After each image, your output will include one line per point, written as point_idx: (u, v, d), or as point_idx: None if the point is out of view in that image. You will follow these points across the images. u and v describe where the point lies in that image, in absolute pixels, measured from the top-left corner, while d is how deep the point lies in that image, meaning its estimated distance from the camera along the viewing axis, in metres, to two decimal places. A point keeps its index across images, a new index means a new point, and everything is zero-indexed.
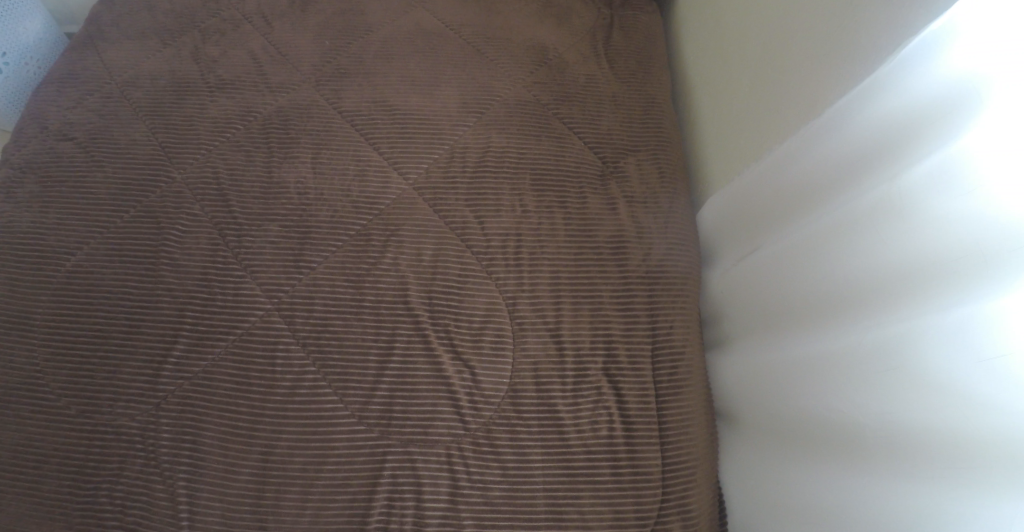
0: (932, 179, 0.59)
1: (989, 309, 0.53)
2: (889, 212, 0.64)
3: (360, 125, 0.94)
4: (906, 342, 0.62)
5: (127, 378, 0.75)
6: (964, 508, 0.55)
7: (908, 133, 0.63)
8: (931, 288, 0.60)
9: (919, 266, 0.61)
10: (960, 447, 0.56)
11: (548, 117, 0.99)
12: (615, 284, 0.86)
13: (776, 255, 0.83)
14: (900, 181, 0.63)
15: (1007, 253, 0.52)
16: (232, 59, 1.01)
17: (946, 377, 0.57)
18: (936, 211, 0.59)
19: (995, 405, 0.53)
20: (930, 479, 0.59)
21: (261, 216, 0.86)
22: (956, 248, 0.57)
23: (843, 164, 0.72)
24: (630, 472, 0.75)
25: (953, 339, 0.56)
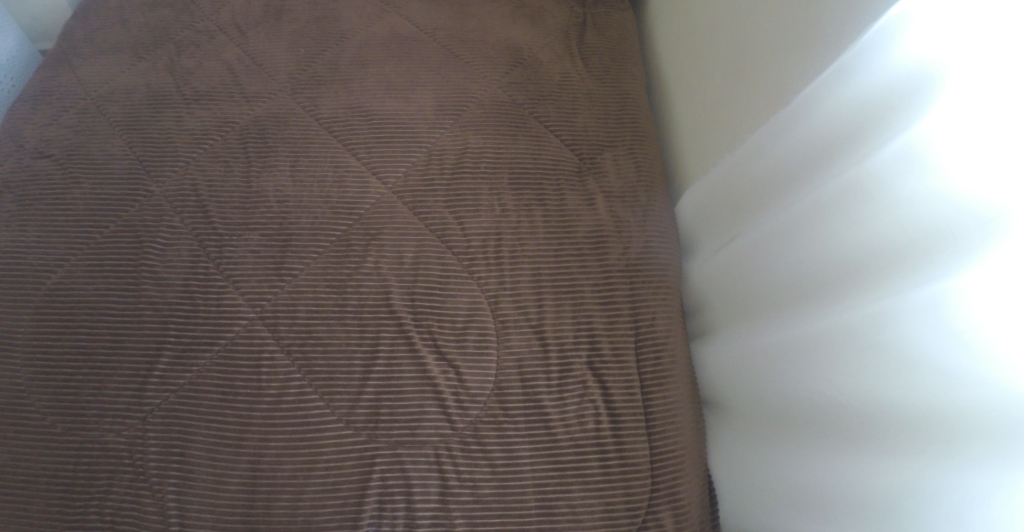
0: (894, 162, 0.61)
1: (959, 283, 0.54)
2: (856, 195, 0.66)
3: (337, 131, 0.95)
4: (876, 321, 0.63)
5: (113, 393, 0.75)
6: (944, 480, 0.56)
7: (870, 117, 0.64)
8: (897, 268, 0.61)
9: (890, 244, 0.62)
10: (938, 421, 0.57)
11: (525, 117, 0.99)
12: (596, 279, 0.86)
13: (752, 243, 0.84)
14: (865, 165, 0.64)
15: (968, 230, 0.54)
16: (208, 70, 1.01)
17: (919, 354, 0.58)
18: (900, 193, 0.60)
19: (968, 377, 0.54)
20: (911, 455, 0.59)
21: (241, 226, 0.86)
22: (922, 228, 0.58)
23: (811, 151, 0.73)
24: (618, 463, 0.76)
25: (921, 316, 0.58)
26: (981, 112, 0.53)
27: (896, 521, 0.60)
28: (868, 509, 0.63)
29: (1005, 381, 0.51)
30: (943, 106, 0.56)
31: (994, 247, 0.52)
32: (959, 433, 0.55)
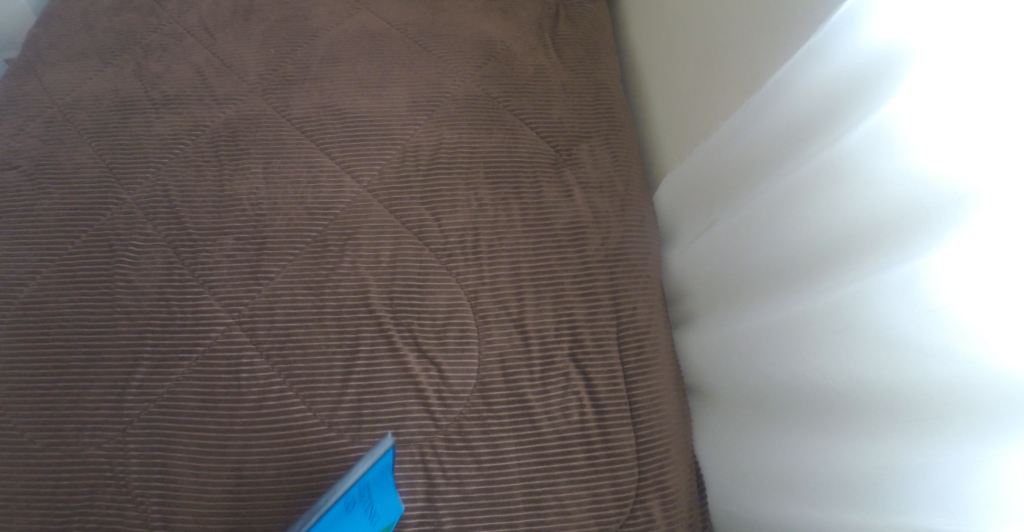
0: (867, 142, 0.61)
1: (933, 261, 0.54)
2: (831, 176, 0.65)
3: (310, 131, 0.93)
4: (854, 302, 0.63)
5: (90, 406, 0.74)
6: (927, 457, 0.56)
7: (841, 99, 0.64)
8: (874, 248, 0.61)
9: (865, 225, 0.62)
10: (920, 399, 0.57)
11: (500, 111, 0.99)
12: (575, 270, 0.86)
13: (731, 228, 0.83)
14: (838, 147, 0.64)
15: (942, 207, 0.54)
16: (177, 74, 0.99)
17: (897, 334, 0.58)
18: (874, 173, 0.60)
19: (947, 354, 0.54)
20: (894, 433, 0.60)
21: (215, 231, 0.84)
22: (897, 206, 0.58)
23: (785, 135, 0.73)
24: (605, 454, 0.76)
25: (898, 296, 0.58)
26: (951, 89, 0.53)
27: (881, 500, 0.60)
28: (854, 489, 0.63)
29: (982, 357, 0.51)
30: (912, 86, 0.56)
31: (966, 223, 0.52)
32: (941, 409, 0.55)
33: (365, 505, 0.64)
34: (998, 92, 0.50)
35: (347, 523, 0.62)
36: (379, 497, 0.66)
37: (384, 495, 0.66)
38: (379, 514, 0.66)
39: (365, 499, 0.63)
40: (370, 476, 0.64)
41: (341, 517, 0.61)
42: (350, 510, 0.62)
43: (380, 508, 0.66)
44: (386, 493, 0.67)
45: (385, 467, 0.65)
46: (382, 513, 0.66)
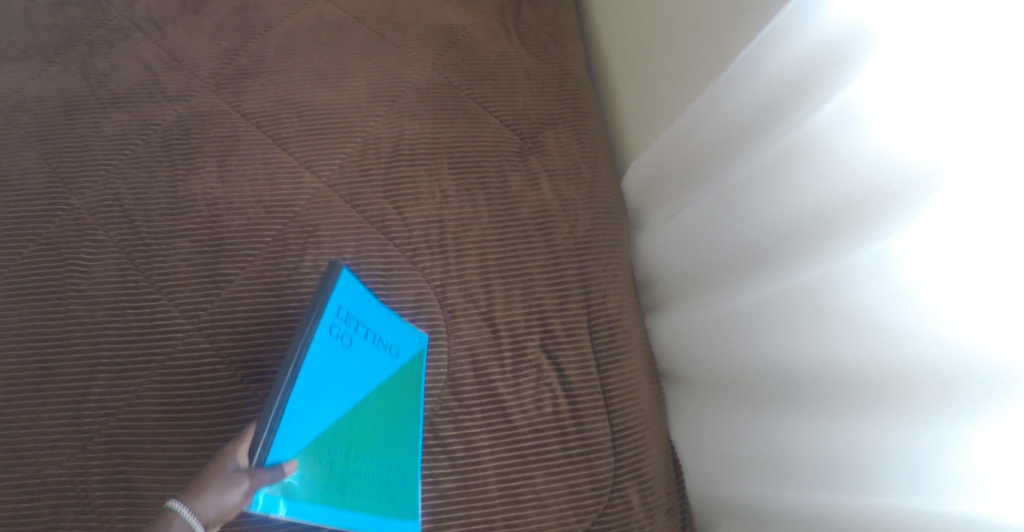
0: (834, 122, 0.60)
1: (901, 242, 0.54)
2: (799, 158, 0.64)
3: (267, 126, 0.90)
4: (824, 285, 0.62)
5: (47, 423, 0.71)
6: (900, 439, 0.56)
7: (808, 78, 0.63)
8: (843, 230, 0.60)
9: (833, 206, 0.61)
10: (893, 380, 0.56)
11: (463, 100, 0.97)
12: (543, 259, 0.87)
13: (700, 212, 0.83)
14: (805, 128, 0.63)
15: (909, 186, 0.53)
16: (126, 70, 0.94)
17: (868, 316, 0.57)
18: (843, 153, 0.59)
19: (920, 336, 0.53)
20: (865, 414, 0.59)
21: (170, 234, 0.81)
22: (865, 186, 0.57)
23: (752, 116, 0.72)
24: (580, 444, 0.77)
25: (868, 277, 0.57)
26: (917, 69, 0.52)
27: (853, 480, 0.60)
28: (827, 471, 0.63)
29: (952, 336, 0.50)
30: (877, 66, 0.55)
31: (935, 201, 0.51)
32: (911, 391, 0.55)
33: (361, 333, 0.68)
34: (965, 69, 0.49)
35: (360, 351, 0.68)
36: (382, 329, 0.72)
37: (386, 325, 0.72)
38: (396, 343, 0.73)
39: (360, 328, 0.68)
40: (346, 300, 0.66)
41: (344, 350, 0.65)
42: (350, 341, 0.66)
43: (391, 338, 0.72)
44: (383, 323, 0.72)
45: (360, 294, 0.68)
46: (400, 342, 0.74)
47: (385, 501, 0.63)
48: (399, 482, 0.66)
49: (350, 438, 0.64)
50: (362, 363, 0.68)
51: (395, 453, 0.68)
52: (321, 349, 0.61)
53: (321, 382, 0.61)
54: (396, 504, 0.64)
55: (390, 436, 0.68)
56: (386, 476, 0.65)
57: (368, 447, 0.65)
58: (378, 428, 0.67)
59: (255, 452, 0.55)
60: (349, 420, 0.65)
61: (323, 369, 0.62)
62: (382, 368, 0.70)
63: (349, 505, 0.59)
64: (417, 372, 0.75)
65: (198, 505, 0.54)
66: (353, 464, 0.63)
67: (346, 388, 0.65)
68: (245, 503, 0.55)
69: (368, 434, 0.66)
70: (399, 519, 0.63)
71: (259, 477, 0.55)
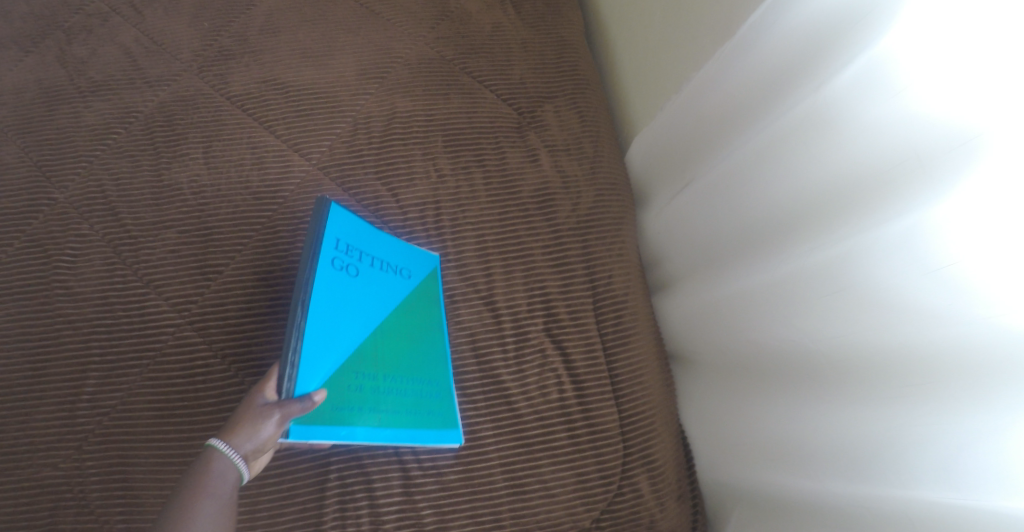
0: (858, 85, 0.55)
1: (935, 215, 0.50)
2: (818, 125, 0.60)
3: (252, 109, 0.87)
4: (847, 262, 0.58)
5: (40, 426, 0.69)
6: (928, 425, 0.52)
7: (827, 39, 0.58)
8: (867, 202, 0.56)
9: (856, 177, 0.57)
10: (923, 363, 0.53)
11: (457, 74, 0.93)
12: (545, 240, 0.83)
13: (709, 186, 0.78)
14: (826, 93, 0.59)
15: (942, 154, 0.49)
16: (105, 57, 0.90)
17: (895, 294, 0.54)
18: (868, 118, 0.55)
19: (953, 315, 0.49)
20: (890, 399, 0.56)
21: (156, 225, 0.78)
22: (891, 155, 0.53)
23: (766, 82, 0.67)
24: (587, 431, 0.75)
25: (897, 253, 0.53)
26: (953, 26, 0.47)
27: (876, 469, 0.57)
28: (847, 460, 0.60)
29: (991, 316, 0.47)
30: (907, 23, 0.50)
31: (973, 170, 0.47)
32: (942, 374, 0.51)
33: (367, 262, 0.68)
34: (1009, 25, 0.45)
35: (371, 279, 0.68)
36: (388, 254, 0.71)
37: (391, 250, 0.72)
38: (406, 265, 0.74)
39: (365, 257, 0.68)
40: (344, 233, 0.65)
41: (352, 281, 0.65)
42: (356, 271, 0.66)
43: (399, 260, 0.73)
44: (391, 248, 0.72)
45: (359, 223, 0.67)
46: (410, 263, 0.74)
47: (421, 414, 0.68)
48: (433, 395, 0.70)
49: (376, 359, 0.67)
50: (374, 290, 0.69)
51: (425, 369, 0.71)
52: (328, 283, 0.62)
53: (334, 313, 0.63)
54: (433, 415, 0.69)
55: (416, 355, 0.71)
56: (419, 391, 0.69)
57: (396, 367, 0.68)
58: (403, 348, 0.70)
59: (282, 385, 0.57)
60: (373, 342, 0.67)
61: (334, 303, 0.63)
62: (395, 291, 0.71)
63: (386, 424, 0.65)
64: (434, 289, 0.76)
65: (234, 439, 0.57)
66: (384, 384, 0.67)
67: (363, 315, 0.67)
68: (280, 433, 0.58)
69: (394, 355, 0.69)
70: (437, 428, 0.69)
71: (288, 408, 0.57)
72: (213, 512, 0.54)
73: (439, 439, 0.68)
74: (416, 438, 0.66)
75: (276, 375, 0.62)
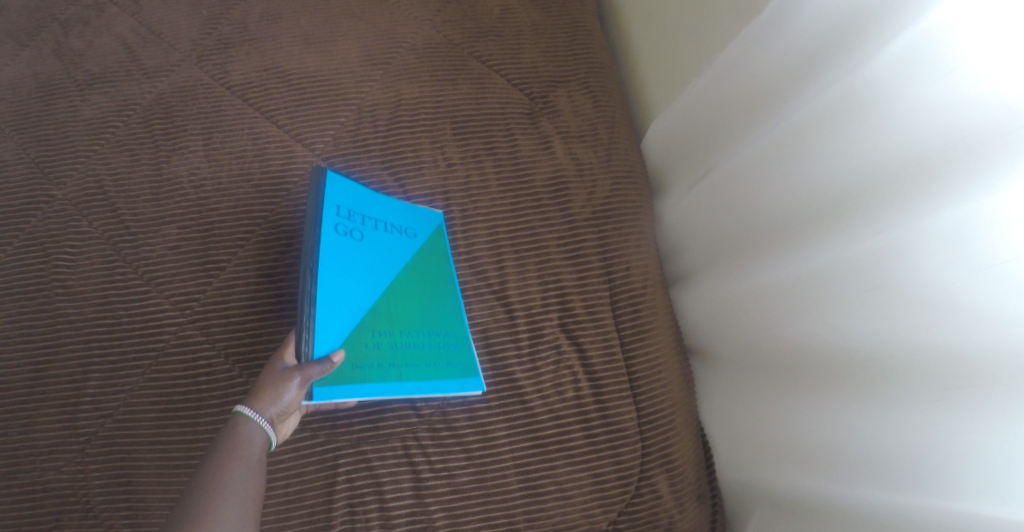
0: (903, 64, 0.52)
1: (992, 205, 0.46)
2: (856, 109, 0.56)
3: (254, 98, 0.84)
4: (888, 254, 0.54)
5: (42, 428, 0.67)
6: (978, 432, 0.49)
7: (867, 15, 0.55)
8: (911, 191, 0.52)
9: (898, 164, 0.53)
10: (972, 365, 0.49)
11: (465, 59, 0.90)
12: (560, 231, 0.80)
13: (731, 174, 0.74)
14: (866, 73, 0.55)
15: (999, 138, 0.45)
16: (102, 48, 0.87)
17: (942, 289, 0.50)
18: (913, 100, 0.51)
19: (1008, 313, 0.46)
20: (934, 403, 0.52)
21: (155, 221, 0.76)
22: (941, 140, 0.50)
23: (796, 62, 0.63)
24: (604, 430, 0.73)
25: (947, 245, 0.49)
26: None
27: (915, 477, 0.53)
28: (882, 466, 0.56)
29: None
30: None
31: None
32: (994, 377, 0.48)
33: (370, 224, 0.68)
34: None
35: (377, 241, 0.68)
36: (390, 216, 0.71)
37: (392, 211, 0.71)
38: (410, 225, 0.73)
39: (367, 220, 0.68)
40: (343, 199, 0.65)
41: (358, 244, 0.65)
42: (361, 235, 0.66)
43: (403, 221, 0.73)
44: (392, 210, 0.72)
45: (355, 187, 0.67)
46: (413, 223, 0.74)
47: (441, 366, 0.67)
48: (451, 345, 0.70)
49: (391, 315, 0.67)
50: (382, 252, 0.69)
51: (440, 322, 0.71)
52: (334, 248, 0.62)
53: (344, 277, 0.63)
54: (453, 366, 0.68)
55: (430, 310, 0.71)
56: (437, 344, 0.69)
57: (412, 321, 0.68)
58: (417, 303, 0.70)
59: (301, 349, 0.58)
60: (385, 301, 0.67)
61: (342, 267, 0.63)
62: (403, 251, 0.71)
63: (407, 377, 0.64)
64: (441, 246, 0.75)
65: (258, 404, 0.57)
66: (402, 339, 0.66)
67: (372, 276, 0.67)
68: (303, 395, 0.58)
69: (407, 311, 0.69)
70: (459, 378, 0.67)
71: (309, 372, 0.57)
72: (245, 474, 0.54)
73: (462, 389, 0.67)
74: (439, 389, 0.65)
75: (292, 341, 0.62)
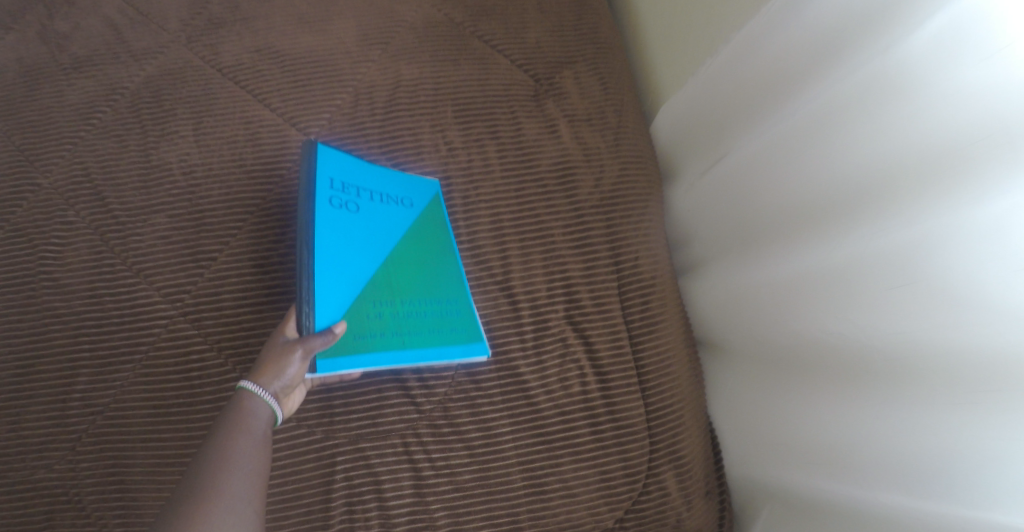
0: (944, 43, 0.49)
1: None
2: (887, 91, 0.53)
3: (246, 81, 0.81)
4: (917, 246, 0.51)
5: (31, 426, 0.65)
6: (1009, 438, 0.46)
7: None
8: (946, 180, 0.49)
9: (932, 150, 0.50)
10: (1004, 367, 0.46)
11: (467, 38, 0.86)
12: (566, 218, 0.77)
13: (746, 160, 0.71)
14: (899, 54, 0.52)
15: None
16: (88, 30, 0.84)
17: (976, 285, 0.47)
18: (952, 83, 0.48)
19: None
20: (961, 406, 0.49)
21: (144, 209, 0.73)
22: (980, 125, 0.46)
23: (821, 42, 0.60)
24: (612, 426, 0.70)
25: (982, 238, 0.46)
26: None
27: (941, 484, 0.51)
28: (906, 470, 0.54)
29: None
30: None
31: None
32: None
33: (366, 197, 0.66)
34: None
35: (374, 213, 0.66)
36: (385, 186, 0.69)
37: (386, 181, 0.69)
38: (407, 195, 0.71)
39: (362, 192, 0.66)
40: (334, 172, 0.63)
41: (354, 217, 0.64)
42: (357, 207, 0.64)
43: (399, 191, 0.70)
44: (388, 181, 0.69)
45: (346, 159, 0.65)
46: (411, 193, 0.71)
47: (445, 333, 0.65)
48: (453, 312, 0.67)
49: (390, 285, 0.65)
50: (381, 224, 0.67)
51: (441, 289, 0.68)
52: (330, 221, 0.61)
53: (342, 250, 0.61)
54: (457, 332, 0.66)
55: (431, 278, 0.68)
56: (439, 312, 0.66)
57: (412, 291, 0.66)
58: (418, 271, 0.68)
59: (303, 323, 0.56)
60: (384, 271, 0.65)
61: (340, 240, 0.61)
62: (402, 221, 0.69)
63: (410, 345, 0.62)
64: (440, 215, 0.73)
65: (263, 378, 0.55)
66: (403, 309, 0.64)
67: (371, 248, 0.65)
68: (308, 369, 0.57)
69: (407, 280, 0.66)
70: (463, 343, 0.65)
71: (310, 343, 0.55)
72: (251, 449, 0.52)
73: (467, 354, 0.64)
74: (443, 355, 0.63)
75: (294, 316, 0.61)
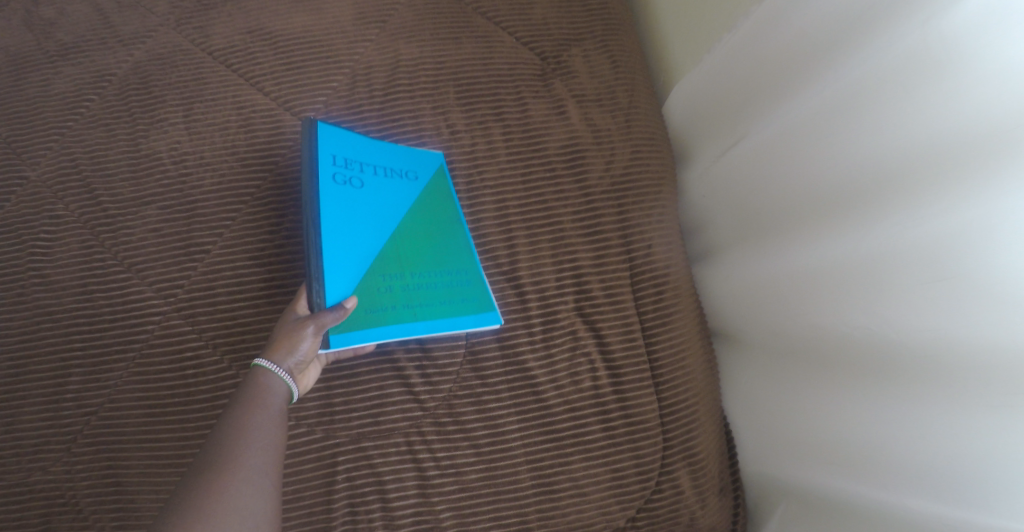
0: (994, 14, 0.44)
1: None
2: (929, 68, 0.49)
3: (238, 64, 0.77)
4: (959, 238, 0.47)
5: (25, 427, 0.63)
6: None
7: None
8: (993, 165, 0.45)
9: (978, 134, 0.46)
10: None
11: (468, 15, 0.82)
12: (575, 204, 0.73)
13: (767, 143, 0.67)
14: (944, 26, 0.48)
15: None
16: (74, 15, 0.80)
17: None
18: (1002, 58, 0.44)
19: None
20: (1004, 410, 0.46)
21: (135, 201, 0.71)
22: None
23: (852, 15, 0.55)
24: (624, 423, 0.67)
25: None
26: None
27: (980, 493, 0.47)
28: (942, 476, 0.50)
29: None
30: None
31: None
32: None
33: (370, 171, 0.63)
34: None
35: (380, 188, 0.63)
36: (388, 159, 0.66)
37: (389, 154, 0.66)
38: (411, 167, 0.68)
39: (365, 167, 0.62)
40: (335, 148, 0.60)
41: (359, 193, 0.61)
42: (362, 182, 0.61)
43: (402, 165, 0.67)
44: (391, 154, 0.66)
45: (347, 134, 0.62)
46: (414, 166, 0.68)
47: (456, 303, 0.63)
48: (464, 282, 0.65)
49: (400, 257, 0.62)
50: (387, 198, 0.63)
51: (450, 260, 0.66)
52: (335, 198, 0.58)
53: (349, 227, 0.58)
54: (468, 302, 0.64)
55: (440, 249, 0.66)
56: (449, 283, 0.64)
57: (421, 262, 0.64)
58: (426, 243, 0.65)
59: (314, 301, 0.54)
60: (392, 243, 0.62)
61: (347, 216, 0.58)
62: (408, 194, 0.66)
63: (422, 316, 0.61)
64: (445, 187, 0.70)
65: (276, 355, 0.53)
66: (412, 280, 0.62)
67: (378, 222, 0.62)
68: (321, 344, 0.55)
69: (415, 251, 0.64)
70: (476, 313, 0.63)
71: (322, 319, 0.53)
72: (268, 423, 0.50)
73: (479, 324, 0.63)
74: (456, 325, 0.61)
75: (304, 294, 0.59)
